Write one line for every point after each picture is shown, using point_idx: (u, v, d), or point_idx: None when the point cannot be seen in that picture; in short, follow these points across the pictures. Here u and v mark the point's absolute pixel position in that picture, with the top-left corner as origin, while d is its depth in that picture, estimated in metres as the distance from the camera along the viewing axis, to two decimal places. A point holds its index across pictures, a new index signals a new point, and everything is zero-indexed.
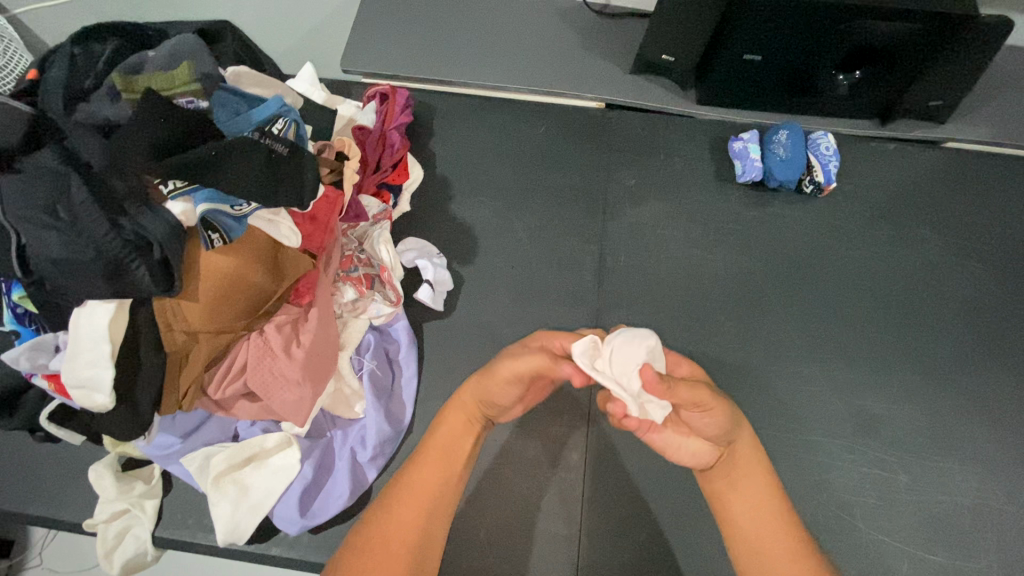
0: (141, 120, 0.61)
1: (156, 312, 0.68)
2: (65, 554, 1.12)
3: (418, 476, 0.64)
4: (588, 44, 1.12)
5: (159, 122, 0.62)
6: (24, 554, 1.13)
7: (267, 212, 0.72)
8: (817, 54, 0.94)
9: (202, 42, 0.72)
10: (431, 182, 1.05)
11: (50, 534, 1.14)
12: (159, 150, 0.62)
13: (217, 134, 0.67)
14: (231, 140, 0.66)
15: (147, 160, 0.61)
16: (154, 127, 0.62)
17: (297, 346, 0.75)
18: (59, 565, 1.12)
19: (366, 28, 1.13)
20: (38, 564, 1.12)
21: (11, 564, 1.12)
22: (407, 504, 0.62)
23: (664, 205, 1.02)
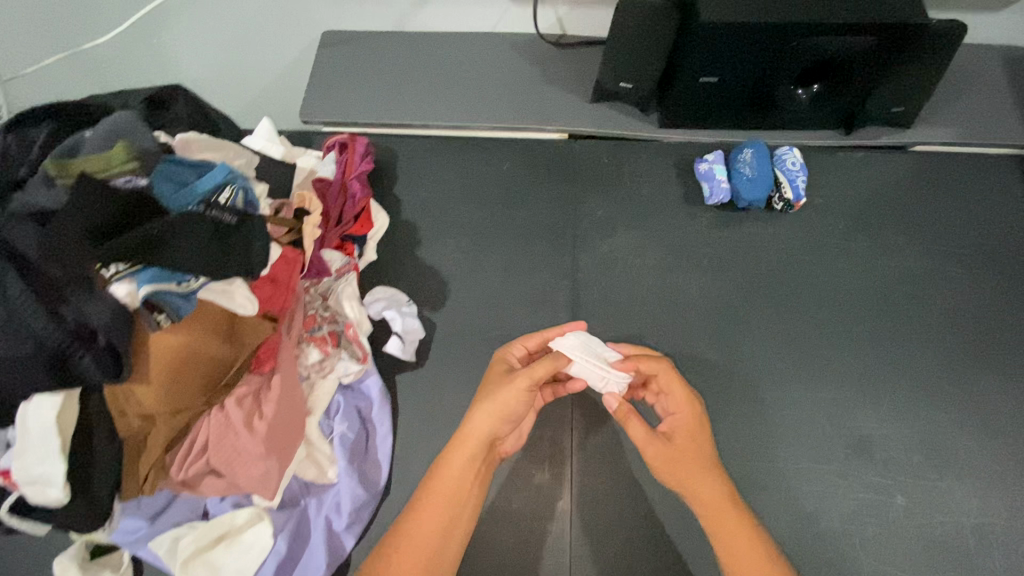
0: (75, 207, 0.60)
1: (108, 398, 0.66)
2: None
3: (416, 527, 0.70)
4: (546, 75, 1.11)
5: (94, 206, 0.61)
6: None
7: (219, 284, 0.69)
8: (774, 73, 0.93)
9: (139, 116, 0.69)
10: (397, 227, 1.03)
11: None
12: (95, 234, 0.61)
13: (157, 210, 0.66)
14: (173, 216, 0.64)
15: (84, 247, 0.59)
16: (88, 210, 0.60)
17: (260, 418, 0.72)
18: None
19: (324, 79, 1.13)
20: None
21: None
22: (408, 548, 0.69)
23: (635, 233, 1.00)
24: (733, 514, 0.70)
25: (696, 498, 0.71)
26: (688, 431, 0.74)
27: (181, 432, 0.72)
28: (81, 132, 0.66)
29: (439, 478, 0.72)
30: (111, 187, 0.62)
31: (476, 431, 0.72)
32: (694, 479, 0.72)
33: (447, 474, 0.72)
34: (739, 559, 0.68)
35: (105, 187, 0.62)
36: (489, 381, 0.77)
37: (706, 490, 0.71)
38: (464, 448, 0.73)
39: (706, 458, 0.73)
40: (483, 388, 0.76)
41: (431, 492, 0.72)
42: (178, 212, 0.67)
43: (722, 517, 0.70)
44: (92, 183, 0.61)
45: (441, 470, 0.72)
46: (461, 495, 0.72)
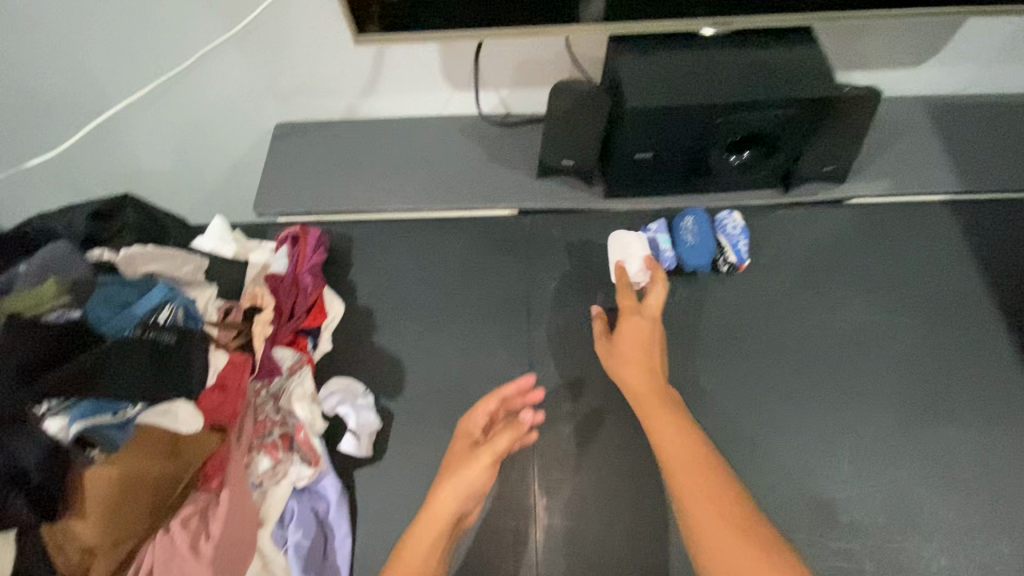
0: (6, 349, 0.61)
1: (45, 534, 0.64)
2: None
3: None
4: (492, 154, 1.15)
5: (25, 346, 0.62)
6: None
7: (158, 407, 0.68)
8: (705, 145, 0.97)
9: (74, 248, 0.71)
10: (353, 314, 1.04)
11: None
12: (26, 374, 0.62)
13: (88, 339, 0.66)
14: (109, 345, 0.64)
15: (16, 389, 0.61)
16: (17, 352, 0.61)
17: (208, 539, 0.71)
18: None
19: (277, 171, 1.15)
20: None
21: None
22: None
23: (588, 304, 1.01)
24: (661, 396, 0.79)
25: (626, 383, 0.82)
26: (636, 333, 0.86)
27: (126, 559, 0.69)
28: (16, 268, 0.68)
29: (427, 520, 0.72)
30: (42, 326, 0.63)
31: (443, 506, 0.73)
32: (629, 371, 0.83)
33: (438, 507, 0.73)
34: (659, 426, 0.75)
35: (37, 326, 0.63)
36: (456, 455, 0.78)
37: (644, 384, 0.80)
38: (449, 497, 0.73)
39: (649, 359, 0.83)
40: (452, 460, 0.77)
41: (420, 529, 0.72)
42: (111, 338, 0.67)
43: (648, 403, 0.79)
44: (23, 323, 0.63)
45: (427, 515, 0.72)
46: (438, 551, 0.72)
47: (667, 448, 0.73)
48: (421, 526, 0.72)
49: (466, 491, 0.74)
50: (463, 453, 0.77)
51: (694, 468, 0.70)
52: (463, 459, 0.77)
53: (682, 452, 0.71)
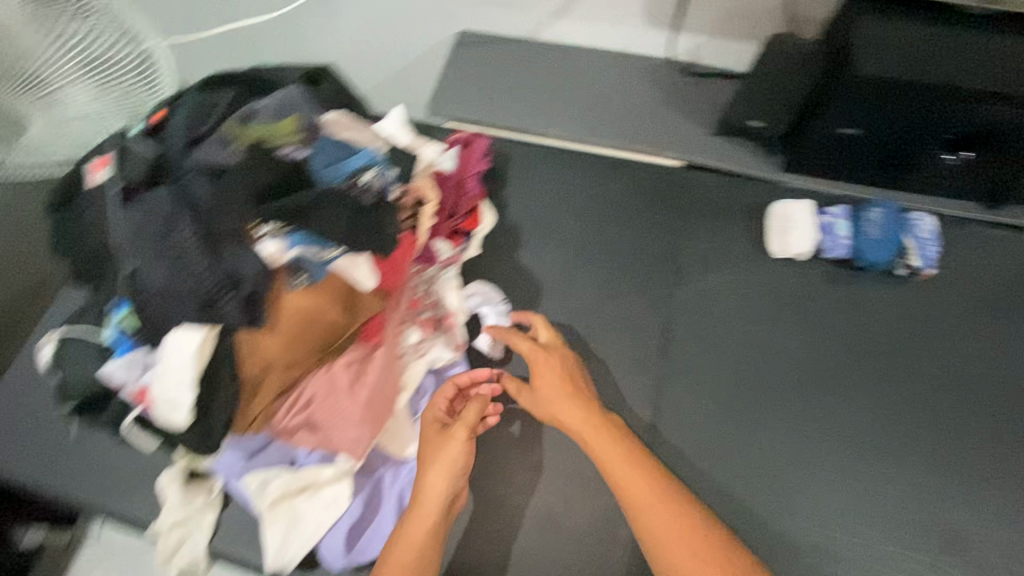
0: (248, 171, 0.68)
1: (239, 342, 0.72)
2: None
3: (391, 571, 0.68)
4: (669, 102, 1.11)
5: (264, 171, 0.69)
6: None
7: (348, 257, 0.73)
8: (920, 133, 0.89)
9: (305, 95, 0.79)
10: (501, 228, 1.06)
11: None
12: (260, 195, 0.68)
13: (307, 181, 0.72)
14: (324, 192, 0.71)
15: (250, 205, 0.68)
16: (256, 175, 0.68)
17: (361, 385, 0.79)
18: None
19: (454, 76, 1.17)
20: None
21: None
22: None
23: (740, 273, 0.97)
24: (594, 419, 0.77)
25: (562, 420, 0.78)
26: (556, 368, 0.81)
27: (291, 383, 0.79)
28: (257, 102, 0.76)
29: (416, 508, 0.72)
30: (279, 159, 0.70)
31: (435, 491, 0.73)
32: (550, 392, 0.80)
33: (426, 494, 0.73)
34: (602, 453, 0.74)
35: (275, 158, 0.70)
36: (427, 439, 0.77)
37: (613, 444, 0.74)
38: (433, 480, 0.73)
39: (569, 379, 0.81)
40: (425, 445, 0.76)
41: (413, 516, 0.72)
42: (325, 186, 0.73)
43: (588, 430, 0.76)
44: (263, 151, 0.70)
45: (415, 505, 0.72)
46: (438, 527, 0.72)
47: (624, 483, 0.71)
48: (417, 512, 0.72)
49: (453, 472, 0.74)
50: (436, 438, 0.76)
51: (664, 511, 0.69)
52: (439, 442, 0.75)
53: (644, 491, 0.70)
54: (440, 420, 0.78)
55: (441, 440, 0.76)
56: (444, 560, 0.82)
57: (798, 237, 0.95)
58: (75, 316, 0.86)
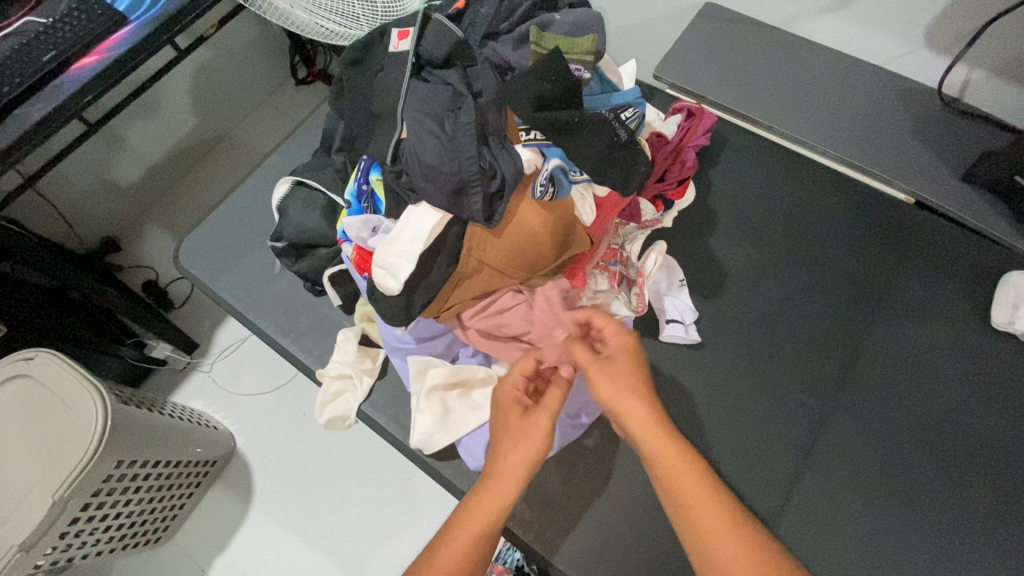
0: (537, 77, 0.70)
1: (466, 235, 0.76)
2: (231, 372, 1.47)
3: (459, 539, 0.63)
4: (920, 132, 1.01)
5: (552, 80, 0.70)
6: (201, 358, 1.48)
7: (583, 187, 0.80)
8: None
9: (603, 17, 0.76)
10: (698, 208, 1.04)
11: (224, 352, 1.49)
12: (540, 102, 0.70)
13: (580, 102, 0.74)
14: (588, 115, 0.73)
15: (530, 109, 0.70)
16: (543, 83, 0.70)
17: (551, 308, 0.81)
18: (223, 378, 1.46)
19: (693, 45, 1.13)
20: (208, 372, 1.47)
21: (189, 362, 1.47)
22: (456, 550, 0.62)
23: (944, 331, 0.90)
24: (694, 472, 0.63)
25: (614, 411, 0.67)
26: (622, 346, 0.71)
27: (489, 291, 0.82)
28: (553, 13, 0.75)
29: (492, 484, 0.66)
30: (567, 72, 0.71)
31: (518, 458, 0.67)
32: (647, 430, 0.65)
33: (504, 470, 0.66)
34: (682, 486, 0.63)
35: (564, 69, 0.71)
36: (503, 417, 0.71)
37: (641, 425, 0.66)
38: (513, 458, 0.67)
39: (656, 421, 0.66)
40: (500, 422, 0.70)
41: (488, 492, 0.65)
42: (592, 112, 0.75)
43: (669, 462, 0.64)
44: (559, 60, 0.71)
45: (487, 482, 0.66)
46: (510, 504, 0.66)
47: (681, 493, 0.62)
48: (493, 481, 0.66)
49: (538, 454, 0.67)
50: (520, 419, 0.69)
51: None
52: (524, 422, 0.69)
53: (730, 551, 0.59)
54: (524, 403, 0.72)
55: (520, 422, 0.69)
56: (564, 497, 0.85)
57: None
58: (311, 170, 0.95)
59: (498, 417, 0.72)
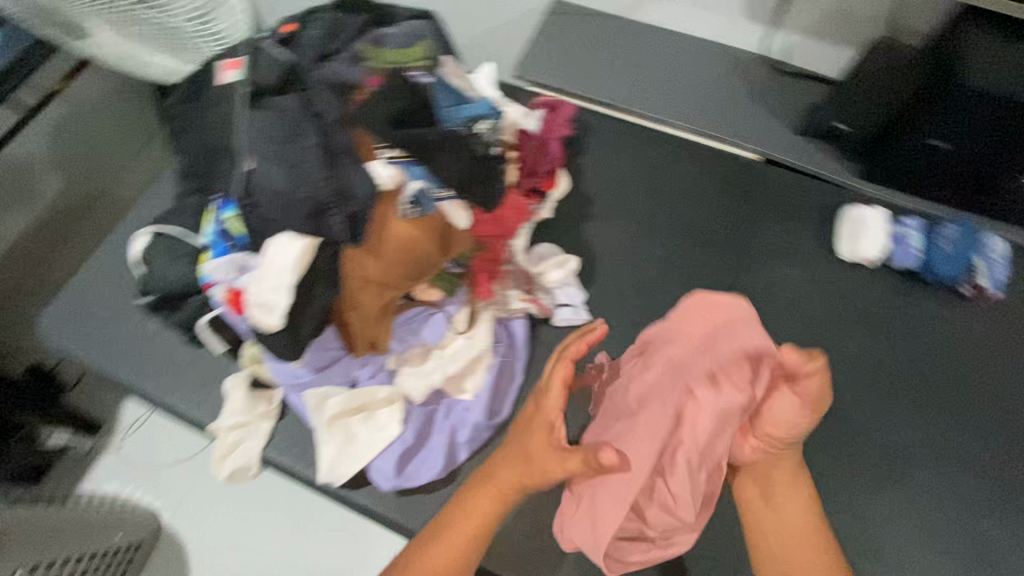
0: (385, 95, 0.70)
1: (343, 259, 0.76)
2: (141, 446, 1.32)
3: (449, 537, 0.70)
4: (757, 96, 1.11)
5: (402, 97, 0.71)
6: (105, 440, 1.32)
7: (458, 203, 0.77)
8: (1004, 154, 0.91)
9: (433, 32, 0.81)
10: (574, 195, 1.08)
11: (133, 427, 1.34)
12: (395, 121, 0.70)
13: (434, 119, 0.74)
14: (449, 134, 0.74)
15: (385, 129, 0.70)
16: (392, 102, 0.70)
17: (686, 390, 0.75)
18: (133, 454, 1.32)
19: (547, 40, 1.17)
20: (116, 451, 1.32)
21: (93, 445, 1.31)
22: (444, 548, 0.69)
23: (804, 272, 0.99)
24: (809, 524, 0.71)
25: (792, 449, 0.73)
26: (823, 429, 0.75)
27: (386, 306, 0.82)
28: (386, 29, 0.77)
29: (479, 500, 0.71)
30: (415, 87, 0.72)
31: (507, 475, 0.71)
32: (780, 483, 0.73)
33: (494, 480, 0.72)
34: (779, 502, 0.72)
35: (411, 86, 0.72)
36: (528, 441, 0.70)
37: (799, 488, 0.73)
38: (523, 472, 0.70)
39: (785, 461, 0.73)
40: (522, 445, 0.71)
41: (485, 494, 0.72)
42: (448, 129, 0.75)
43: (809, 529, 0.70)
44: (403, 79, 0.72)
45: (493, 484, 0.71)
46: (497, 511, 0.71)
47: (780, 507, 0.72)
48: (484, 491, 0.72)
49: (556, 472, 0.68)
50: (546, 449, 0.69)
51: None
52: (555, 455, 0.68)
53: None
54: (557, 437, 0.69)
55: (545, 458, 0.69)
56: None
57: (866, 242, 0.96)
58: (166, 216, 0.89)
59: (528, 438, 0.71)
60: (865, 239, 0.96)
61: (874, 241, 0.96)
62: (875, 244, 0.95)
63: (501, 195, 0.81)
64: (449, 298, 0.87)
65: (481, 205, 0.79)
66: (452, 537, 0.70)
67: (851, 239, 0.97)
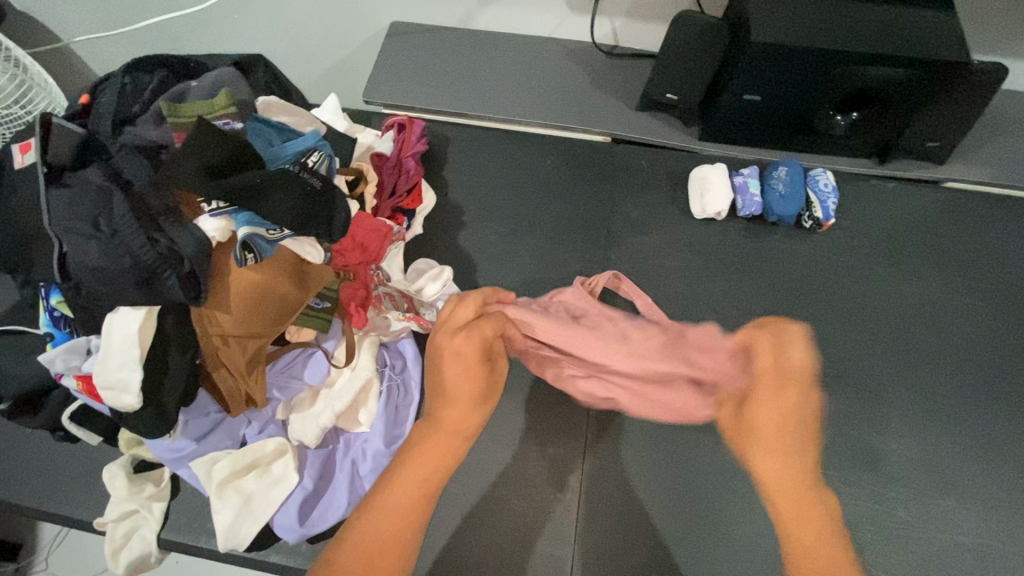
0: (191, 148, 0.68)
1: (194, 318, 0.75)
2: (70, 554, 1.19)
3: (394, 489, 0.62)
4: (596, 81, 1.16)
5: (209, 147, 0.69)
6: (30, 558, 1.19)
7: (301, 239, 0.78)
8: (812, 97, 0.98)
9: (240, 74, 0.79)
10: (442, 207, 1.10)
11: (58, 538, 1.20)
12: (207, 171, 0.68)
13: (256, 162, 0.73)
14: (271, 173, 0.72)
15: (197, 181, 0.67)
16: (202, 152, 0.68)
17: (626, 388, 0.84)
18: (62, 568, 1.18)
19: (388, 61, 1.18)
20: (44, 569, 1.19)
21: (18, 566, 1.18)
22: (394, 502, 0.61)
23: (667, 236, 1.04)
24: (807, 492, 0.62)
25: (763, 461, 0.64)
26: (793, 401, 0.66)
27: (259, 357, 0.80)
28: (189, 82, 0.76)
29: (427, 455, 0.64)
30: (224, 134, 0.70)
31: (454, 414, 0.67)
32: (781, 493, 0.62)
33: (444, 421, 0.67)
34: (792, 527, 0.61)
35: (219, 134, 0.70)
36: (467, 372, 0.70)
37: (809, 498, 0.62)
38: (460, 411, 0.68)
39: (790, 437, 0.64)
40: (457, 364, 0.70)
41: (430, 444, 0.65)
42: (274, 169, 0.75)
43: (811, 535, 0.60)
44: (208, 127, 0.69)
45: (441, 422, 0.67)
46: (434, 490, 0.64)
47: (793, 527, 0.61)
48: (430, 438, 0.66)
49: (472, 410, 0.68)
50: (490, 380, 0.72)
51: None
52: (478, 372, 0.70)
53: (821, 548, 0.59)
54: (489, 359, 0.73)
55: (490, 380, 0.72)
56: None
57: (713, 196, 1.03)
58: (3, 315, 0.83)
59: (457, 362, 0.70)
60: (712, 194, 1.03)
61: (719, 197, 1.03)
62: (721, 200, 1.03)
63: (347, 220, 0.81)
64: (325, 335, 0.87)
65: (326, 236, 0.78)
66: (393, 495, 0.61)
67: (700, 196, 1.04)
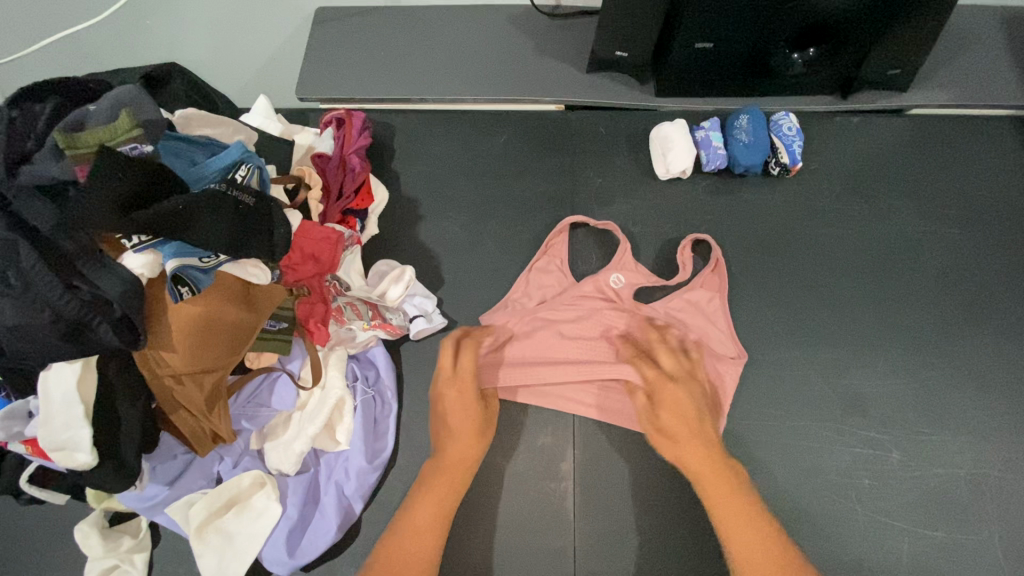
0: (96, 180, 0.61)
1: (140, 362, 0.70)
2: None
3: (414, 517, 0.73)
4: (541, 46, 1.09)
5: (118, 178, 0.62)
6: None
7: (246, 262, 0.73)
8: (767, 36, 0.92)
9: (144, 88, 0.70)
10: (397, 203, 1.04)
11: None
12: (121, 204, 0.62)
13: (177, 187, 0.68)
14: (198, 197, 0.66)
15: (109, 218, 0.61)
16: (115, 183, 0.61)
17: (610, 251, 0.97)
18: None
19: (318, 53, 1.10)
20: None
21: None
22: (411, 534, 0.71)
23: (633, 204, 1.00)
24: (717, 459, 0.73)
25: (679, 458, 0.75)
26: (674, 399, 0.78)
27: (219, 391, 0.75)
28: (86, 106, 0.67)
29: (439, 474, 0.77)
30: (133, 160, 0.63)
31: (460, 421, 0.80)
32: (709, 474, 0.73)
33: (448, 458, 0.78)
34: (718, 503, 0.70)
35: (129, 160, 0.63)
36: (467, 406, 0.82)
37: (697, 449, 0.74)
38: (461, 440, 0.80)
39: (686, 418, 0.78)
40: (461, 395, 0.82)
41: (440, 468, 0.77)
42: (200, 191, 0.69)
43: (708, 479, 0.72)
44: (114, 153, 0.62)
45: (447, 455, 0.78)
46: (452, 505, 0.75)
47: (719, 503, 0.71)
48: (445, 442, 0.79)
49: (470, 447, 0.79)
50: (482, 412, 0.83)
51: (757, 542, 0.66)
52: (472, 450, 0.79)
53: (734, 498, 0.70)
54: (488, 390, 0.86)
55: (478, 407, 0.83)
56: None
57: (673, 157, 0.98)
58: None
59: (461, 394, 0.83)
60: (674, 155, 0.98)
61: (682, 160, 0.98)
62: (684, 163, 0.98)
63: (288, 233, 0.75)
64: (288, 357, 0.82)
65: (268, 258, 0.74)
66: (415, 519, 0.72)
67: (662, 157, 1.00)
